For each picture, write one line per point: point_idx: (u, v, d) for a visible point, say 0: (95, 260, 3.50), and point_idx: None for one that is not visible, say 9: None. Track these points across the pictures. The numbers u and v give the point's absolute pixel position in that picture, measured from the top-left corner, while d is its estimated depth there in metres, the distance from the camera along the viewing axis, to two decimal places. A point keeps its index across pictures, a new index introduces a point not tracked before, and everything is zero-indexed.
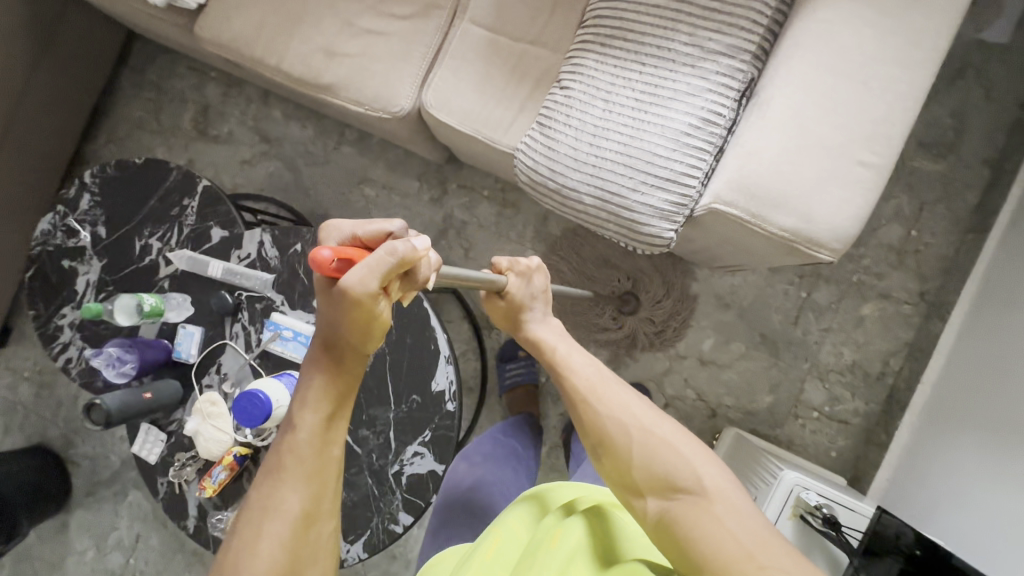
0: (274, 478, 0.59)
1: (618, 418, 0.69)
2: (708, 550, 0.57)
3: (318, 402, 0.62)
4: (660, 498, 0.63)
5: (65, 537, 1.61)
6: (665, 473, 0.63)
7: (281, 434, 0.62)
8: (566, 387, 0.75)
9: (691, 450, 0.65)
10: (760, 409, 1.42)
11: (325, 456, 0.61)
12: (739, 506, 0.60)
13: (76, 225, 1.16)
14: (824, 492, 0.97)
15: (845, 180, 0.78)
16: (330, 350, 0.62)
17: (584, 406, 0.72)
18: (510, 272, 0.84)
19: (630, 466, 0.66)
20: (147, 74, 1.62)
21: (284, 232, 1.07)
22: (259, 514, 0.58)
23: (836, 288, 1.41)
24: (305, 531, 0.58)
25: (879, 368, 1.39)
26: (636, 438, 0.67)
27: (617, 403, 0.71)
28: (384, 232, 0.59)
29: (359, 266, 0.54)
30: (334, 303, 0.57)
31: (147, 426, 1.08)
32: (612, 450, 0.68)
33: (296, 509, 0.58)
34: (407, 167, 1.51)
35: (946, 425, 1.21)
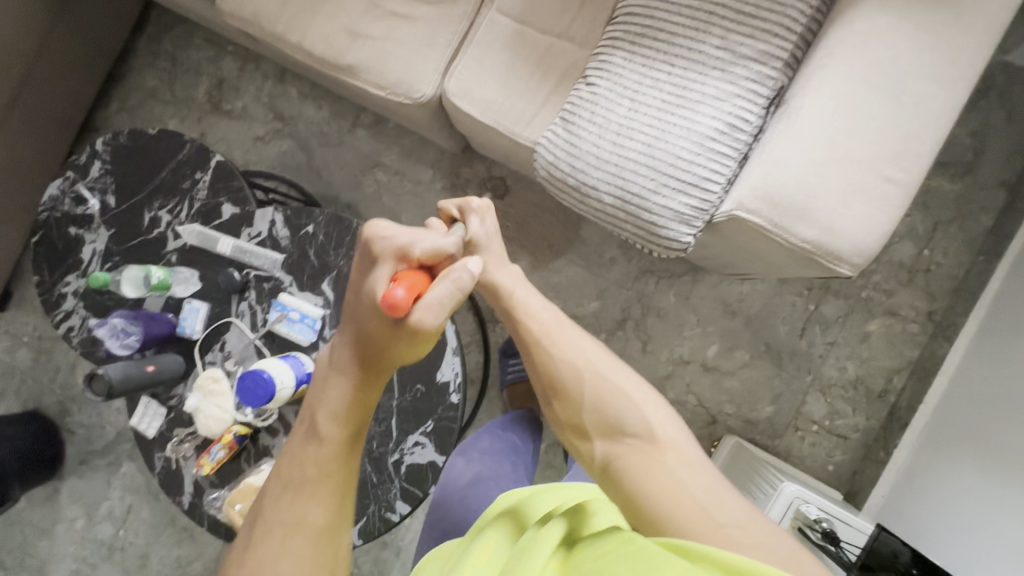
0: (295, 491, 0.62)
1: (570, 362, 0.74)
2: (658, 497, 0.62)
3: (344, 420, 0.65)
4: (609, 442, 0.69)
5: (55, 504, 1.60)
6: (615, 418, 0.70)
7: (302, 447, 0.65)
8: (520, 330, 0.78)
9: (644, 398, 0.71)
10: (760, 419, 1.42)
11: (347, 463, 0.64)
12: (684, 454, 0.66)
13: (85, 193, 1.15)
14: (825, 507, 0.97)
15: (871, 196, 0.77)
16: (364, 365, 0.65)
17: (537, 349, 0.76)
18: (466, 215, 0.83)
19: (579, 409, 0.72)
20: (162, 43, 1.60)
21: (297, 213, 1.06)
22: (279, 529, 0.60)
23: (844, 302, 1.41)
24: (327, 542, 0.61)
25: (882, 385, 1.39)
26: (588, 382, 0.72)
27: (572, 347, 0.75)
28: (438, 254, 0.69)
29: (429, 301, 0.60)
30: (402, 335, 0.62)
31: (147, 400, 1.07)
32: (565, 393, 0.73)
33: (315, 520, 0.61)
34: (421, 154, 1.50)
35: (946, 447, 1.21)
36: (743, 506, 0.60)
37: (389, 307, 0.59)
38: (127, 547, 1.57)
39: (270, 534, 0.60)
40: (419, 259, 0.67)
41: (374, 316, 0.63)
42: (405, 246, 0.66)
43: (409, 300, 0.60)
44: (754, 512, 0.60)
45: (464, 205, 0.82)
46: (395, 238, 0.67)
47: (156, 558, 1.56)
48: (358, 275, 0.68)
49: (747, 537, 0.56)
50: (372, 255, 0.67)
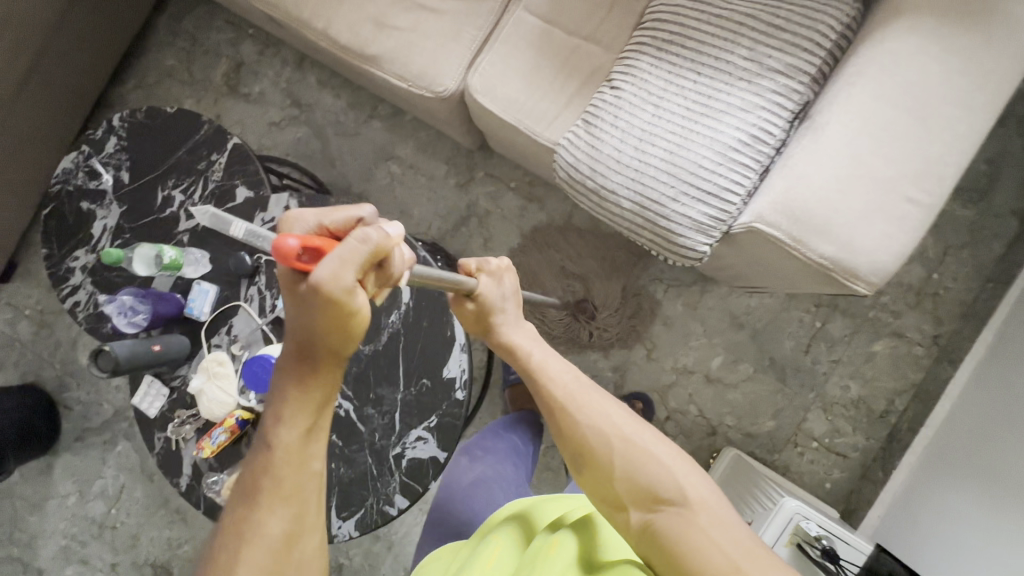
0: (250, 501, 0.57)
1: (600, 428, 0.69)
2: (695, 560, 0.59)
3: (290, 425, 0.58)
4: (643, 510, 0.64)
5: (48, 478, 1.60)
6: (648, 485, 0.64)
7: (251, 457, 0.59)
8: (544, 396, 0.73)
9: (674, 460, 0.66)
10: (761, 433, 1.41)
11: (306, 472, 0.59)
12: (725, 519, 0.62)
13: (100, 168, 1.14)
14: (825, 524, 0.96)
15: (891, 216, 0.77)
16: (302, 360, 0.57)
17: (563, 417, 0.71)
18: (481, 274, 0.78)
19: (611, 480, 0.66)
20: (183, 23, 1.59)
21: (312, 200, 1.06)
22: (234, 544, 0.56)
23: (851, 321, 1.41)
24: (285, 552, 0.56)
25: (884, 406, 1.39)
26: (619, 452, 0.67)
27: (596, 412, 0.70)
28: (352, 219, 0.60)
29: (329, 253, 0.50)
30: (306, 303, 0.52)
31: (151, 379, 1.06)
32: (596, 465, 0.67)
33: (270, 533, 0.56)
34: (436, 148, 1.49)
35: (945, 471, 1.21)
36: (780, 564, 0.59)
37: (275, 254, 0.50)
38: (118, 527, 1.56)
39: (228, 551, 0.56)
40: (327, 229, 0.60)
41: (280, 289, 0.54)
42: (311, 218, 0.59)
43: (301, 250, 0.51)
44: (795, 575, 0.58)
45: (479, 264, 0.78)
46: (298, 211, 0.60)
47: (146, 539, 1.55)
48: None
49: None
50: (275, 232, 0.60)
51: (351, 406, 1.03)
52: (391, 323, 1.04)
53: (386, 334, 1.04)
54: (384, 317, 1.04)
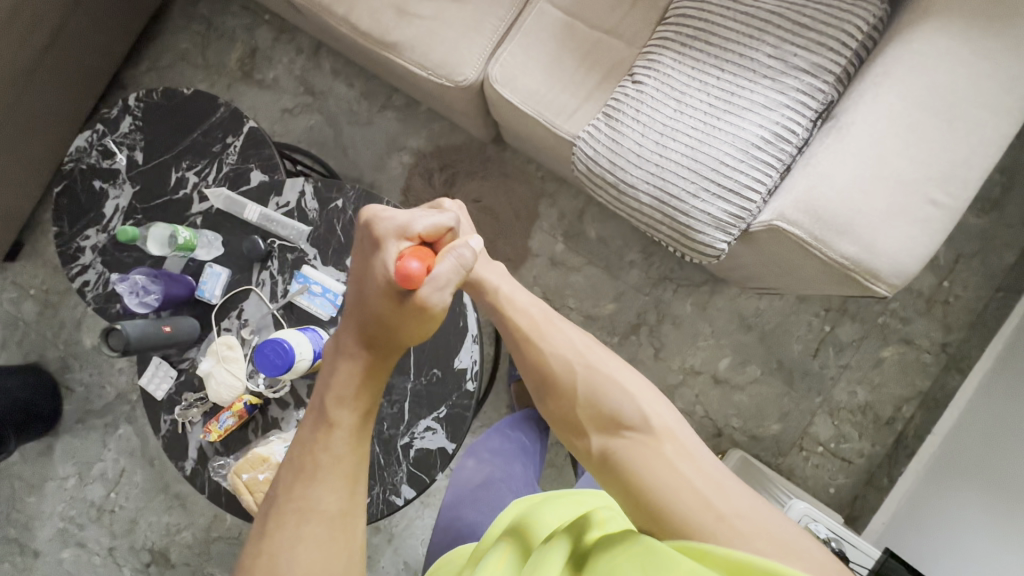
0: (306, 479, 0.61)
1: (563, 357, 0.73)
2: (660, 490, 0.63)
3: (354, 401, 0.65)
4: (604, 436, 0.69)
5: (48, 460, 1.59)
6: (610, 411, 0.69)
7: (306, 438, 0.64)
8: (509, 323, 0.77)
9: (636, 387, 0.71)
10: (766, 435, 1.41)
11: (358, 451, 0.64)
12: (683, 445, 0.67)
13: (113, 147, 1.14)
14: (834, 527, 0.96)
15: (915, 217, 0.76)
16: (375, 343, 0.65)
17: (528, 344, 0.75)
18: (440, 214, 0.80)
19: (574, 404, 0.71)
20: (198, 7, 1.58)
21: (327, 186, 1.05)
22: (294, 519, 0.60)
23: (860, 326, 1.40)
24: (340, 527, 0.60)
25: (891, 413, 1.38)
26: (582, 376, 0.72)
27: (557, 337, 0.75)
28: (438, 227, 0.69)
29: (440, 278, 0.63)
30: (407, 314, 0.64)
31: (159, 360, 1.06)
32: (558, 390, 0.72)
33: (322, 505, 0.60)
34: (449, 140, 1.49)
35: (952, 479, 1.20)
36: (741, 491, 0.63)
37: (400, 274, 0.63)
38: (117, 511, 1.55)
39: (284, 526, 0.60)
40: (420, 235, 0.68)
41: (379, 286, 0.64)
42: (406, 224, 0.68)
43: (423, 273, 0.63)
44: (752, 498, 0.63)
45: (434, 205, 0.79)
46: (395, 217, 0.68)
47: (145, 524, 1.54)
48: (361, 257, 0.69)
49: (749, 524, 0.59)
50: (369, 230, 0.68)
51: None
52: None
53: None
54: None
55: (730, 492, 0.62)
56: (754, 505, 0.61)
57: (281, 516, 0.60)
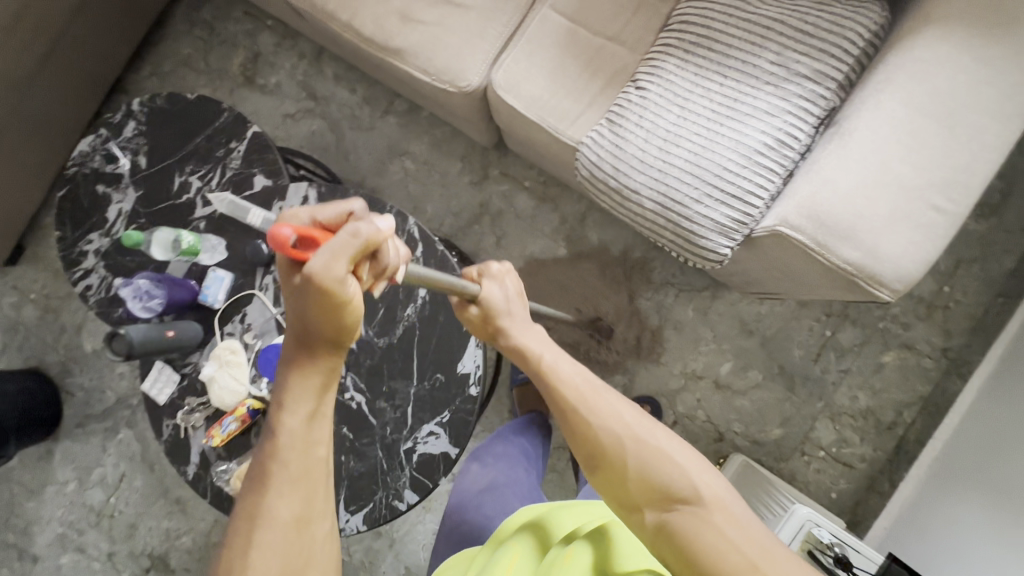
0: (259, 488, 0.57)
1: (612, 428, 0.67)
2: (724, 572, 0.57)
3: (298, 406, 0.59)
4: (658, 511, 0.62)
5: (47, 465, 1.58)
6: (662, 485, 0.62)
7: (259, 448, 0.59)
8: (555, 395, 0.70)
9: (687, 456, 0.65)
10: (768, 440, 1.41)
11: (311, 455, 0.59)
12: (741, 517, 0.61)
13: (117, 152, 1.14)
14: (837, 532, 0.96)
15: (917, 223, 0.77)
16: (305, 340, 0.58)
17: (575, 416, 0.68)
18: (482, 278, 0.81)
19: (625, 481, 0.64)
20: (201, 12, 1.59)
21: (331, 190, 1.05)
22: (246, 530, 0.55)
23: (861, 331, 1.41)
24: (298, 535, 0.56)
25: (891, 418, 1.38)
26: (633, 451, 0.65)
27: (603, 408, 0.68)
28: (343, 214, 0.59)
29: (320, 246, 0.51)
30: (298, 298, 0.54)
31: (161, 365, 1.06)
32: (609, 465, 0.65)
33: (274, 514, 0.55)
34: (451, 146, 1.49)
35: (954, 484, 1.20)
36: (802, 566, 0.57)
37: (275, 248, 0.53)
38: (116, 516, 1.54)
39: (238, 538, 0.55)
40: (321, 227, 0.59)
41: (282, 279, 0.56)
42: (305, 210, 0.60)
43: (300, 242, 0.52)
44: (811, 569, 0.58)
45: (481, 269, 0.81)
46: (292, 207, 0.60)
47: (144, 529, 1.53)
48: None
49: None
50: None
51: (363, 399, 1.02)
52: (406, 316, 1.03)
53: (402, 328, 1.03)
54: (400, 310, 1.03)
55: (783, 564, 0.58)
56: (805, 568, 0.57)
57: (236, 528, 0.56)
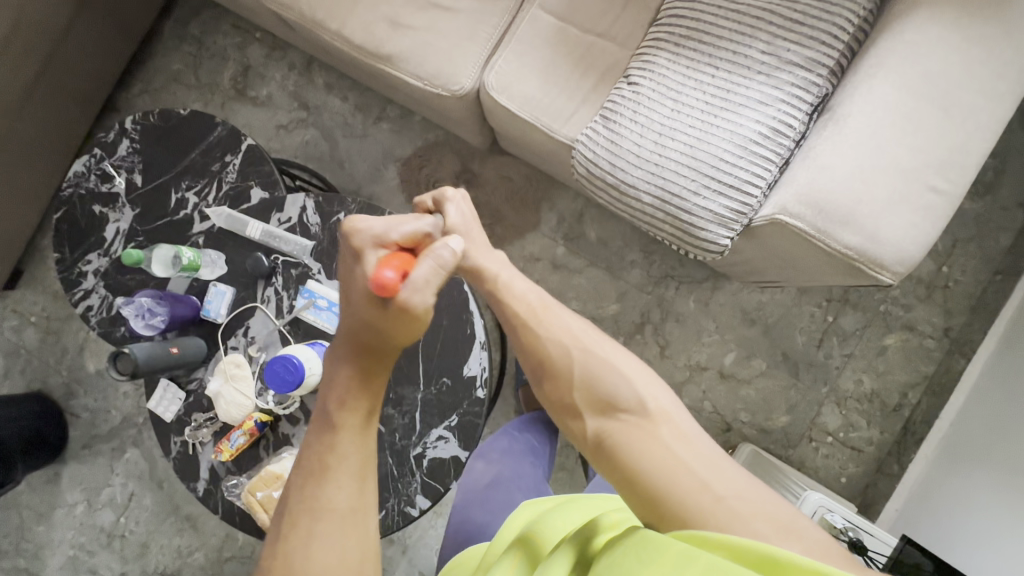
0: (317, 478, 0.61)
1: (560, 342, 0.75)
2: (655, 472, 0.63)
3: (355, 404, 0.64)
4: (599, 419, 0.70)
5: (55, 487, 1.57)
6: (607, 394, 0.70)
7: (315, 439, 0.64)
8: (507, 311, 0.78)
9: (633, 371, 0.72)
10: (775, 428, 1.41)
11: (367, 449, 0.63)
12: (679, 426, 0.67)
13: (112, 171, 1.14)
14: (850, 516, 0.96)
15: (916, 205, 0.77)
16: (372, 347, 0.64)
17: (526, 330, 0.76)
18: (441, 207, 0.83)
19: (570, 388, 0.73)
20: (188, 27, 1.57)
21: (328, 199, 1.05)
22: (309, 519, 0.59)
23: (862, 315, 1.41)
24: (354, 524, 0.60)
25: (897, 400, 1.39)
26: (580, 360, 0.73)
27: (552, 319, 0.76)
28: (419, 232, 0.71)
29: (413, 278, 0.61)
30: (386, 317, 0.62)
31: (166, 382, 1.05)
32: (554, 372, 0.74)
33: (333, 503, 0.60)
34: (446, 149, 1.49)
35: (963, 462, 1.21)
36: (747, 479, 0.62)
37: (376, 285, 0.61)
38: (127, 535, 1.54)
39: (300, 527, 0.59)
40: (397, 243, 0.69)
41: (362, 299, 0.63)
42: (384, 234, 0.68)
43: (398, 281, 0.61)
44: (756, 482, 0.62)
45: (438, 196, 0.82)
46: (372, 233, 0.68)
47: (156, 547, 1.53)
48: (343, 269, 0.70)
49: (746, 505, 0.59)
50: (352, 245, 0.68)
51: None
52: None
53: None
54: None
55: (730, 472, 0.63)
56: (754, 489, 0.61)
57: (295, 517, 0.60)
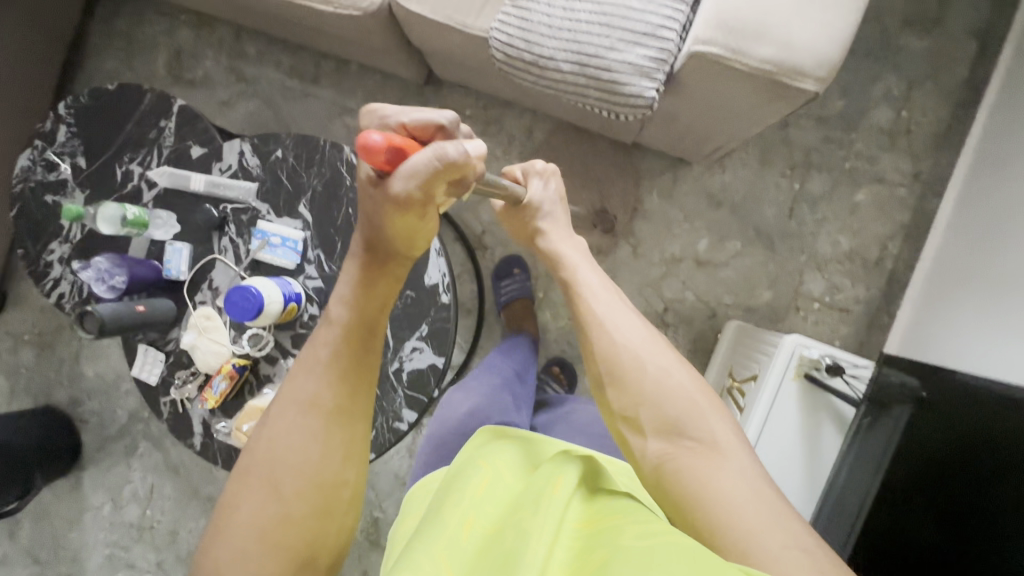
0: (306, 366, 0.61)
1: (634, 350, 0.68)
2: (716, 512, 0.57)
3: (353, 322, 0.62)
4: (664, 440, 0.63)
5: (80, 493, 1.62)
6: (676, 415, 0.63)
7: (316, 340, 0.62)
8: (580, 312, 0.74)
9: (708, 401, 0.65)
10: (760, 305, 1.41)
11: (361, 364, 0.61)
12: (750, 465, 0.61)
13: (56, 158, 1.15)
14: (824, 347, 0.97)
15: (824, 5, 0.78)
16: (373, 254, 0.63)
17: (595, 331, 0.71)
18: (529, 177, 0.90)
19: (639, 402, 0.65)
20: (114, 23, 1.58)
21: (263, 139, 1.05)
22: (291, 412, 0.58)
23: (829, 176, 1.39)
24: (337, 427, 0.58)
25: (878, 253, 1.38)
26: (653, 373, 0.66)
27: (610, 318, 0.72)
28: (433, 122, 0.58)
29: (407, 161, 0.52)
30: (377, 203, 0.56)
31: (145, 347, 1.08)
32: (624, 379, 0.67)
33: (321, 408, 0.58)
34: (387, 93, 1.49)
35: (950, 289, 1.20)
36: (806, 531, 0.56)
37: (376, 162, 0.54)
38: (156, 525, 1.59)
39: (287, 417, 0.58)
40: (409, 130, 0.59)
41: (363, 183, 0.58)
42: (393, 117, 0.60)
43: (391, 160, 0.54)
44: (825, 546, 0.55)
45: (527, 168, 0.90)
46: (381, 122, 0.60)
47: (185, 531, 1.57)
48: None
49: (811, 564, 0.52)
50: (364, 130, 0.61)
51: None
52: None
53: None
54: None
55: (789, 520, 0.56)
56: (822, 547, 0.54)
57: (281, 407, 0.59)
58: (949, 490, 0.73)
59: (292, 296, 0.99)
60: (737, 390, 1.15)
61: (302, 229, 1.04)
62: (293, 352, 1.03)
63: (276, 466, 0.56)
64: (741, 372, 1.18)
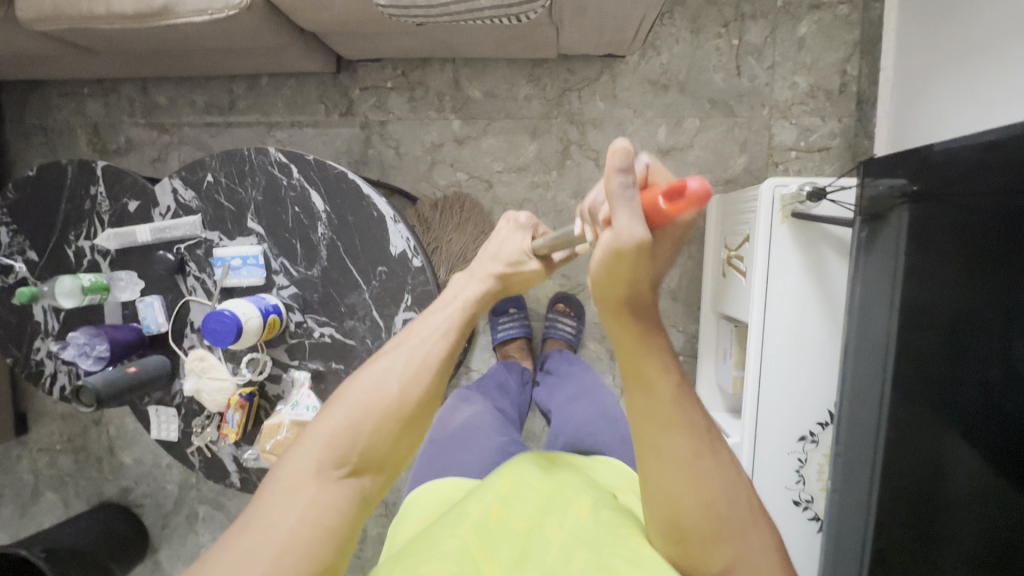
0: (430, 318, 0.75)
1: (704, 503, 0.62)
2: None
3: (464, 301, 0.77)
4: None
5: (162, 571, 1.66)
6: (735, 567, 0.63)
7: (434, 326, 0.74)
8: (649, 445, 0.63)
9: (763, 552, 0.63)
10: (738, 173, 1.36)
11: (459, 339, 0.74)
12: None
13: (8, 261, 1.14)
14: (800, 179, 0.95)
15: None
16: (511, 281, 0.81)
17: (666, 479, 0.63)
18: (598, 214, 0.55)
19: (703, 555, 0.63)
20: (25, 121, 1.56)
21: (190, 171, 1.04)
22: (391, 373, 0.69)
23: (765, 20, 1.33)
24: (421, 414, 0.70)
25: (840, 81, 1.32)
26: (725, 533, 0.62)
27: (694, 478, 0.62)
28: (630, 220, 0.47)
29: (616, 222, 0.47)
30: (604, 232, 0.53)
31: (154, 408, 1.08)
32: (697, 538, 0.62)
33: (424, 397, 0.70)
34: (306, 94, 1.46)
35: (922, 79, 1.16)
36: None
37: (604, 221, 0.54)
38: None
39: (385, 382, 0.69)
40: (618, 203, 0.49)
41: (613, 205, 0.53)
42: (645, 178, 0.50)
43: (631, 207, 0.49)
44: None
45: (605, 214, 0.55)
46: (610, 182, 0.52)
47: None
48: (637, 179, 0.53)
49: None
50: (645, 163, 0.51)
51: (332, 328, 1.02)
52: (322, 235, 1.00)
53: (324, 248, 1.01)
54: (313, 233, 1.01)
55: None
56: None
57: (391, 377, 0.69)
58: (970, 301, 0.73)
59: (270, 309, 0.98)
60: (735, 258, 1.12)
61: (259, 243, 1.02)
62: (293, 363, 1.03)
63: (378, 401, 0.68)
64: (734, 239, 1.14)
